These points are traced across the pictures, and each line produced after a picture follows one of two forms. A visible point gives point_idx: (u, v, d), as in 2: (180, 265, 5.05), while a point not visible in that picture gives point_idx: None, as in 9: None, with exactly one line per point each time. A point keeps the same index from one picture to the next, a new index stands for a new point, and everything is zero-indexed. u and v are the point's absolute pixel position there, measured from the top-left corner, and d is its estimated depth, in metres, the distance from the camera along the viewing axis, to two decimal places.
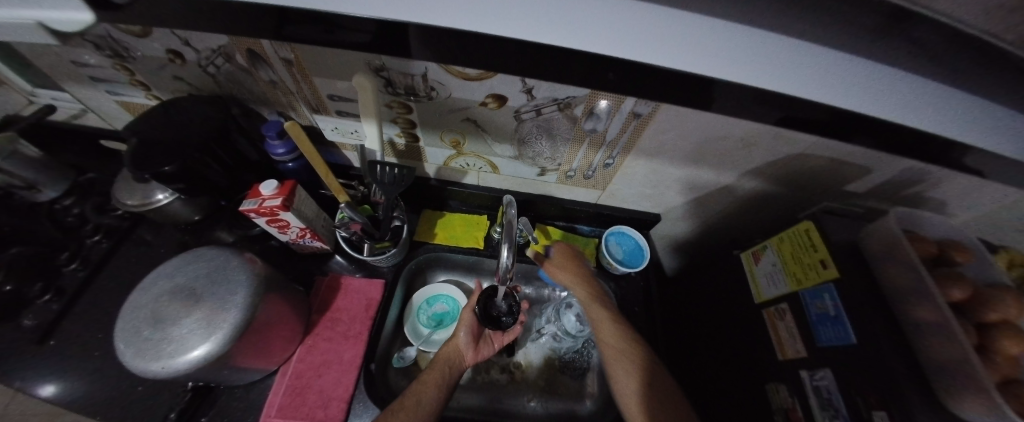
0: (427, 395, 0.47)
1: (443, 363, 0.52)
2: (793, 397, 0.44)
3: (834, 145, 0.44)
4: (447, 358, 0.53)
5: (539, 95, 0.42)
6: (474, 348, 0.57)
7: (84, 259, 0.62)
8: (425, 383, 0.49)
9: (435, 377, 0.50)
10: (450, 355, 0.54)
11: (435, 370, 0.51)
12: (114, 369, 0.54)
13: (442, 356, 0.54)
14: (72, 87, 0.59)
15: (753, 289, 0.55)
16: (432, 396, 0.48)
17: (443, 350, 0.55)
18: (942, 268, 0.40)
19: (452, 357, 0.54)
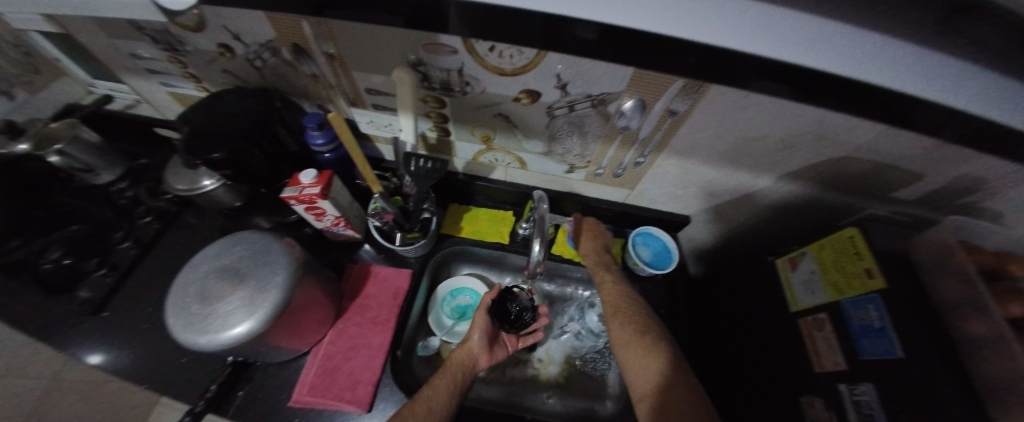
0: (437, 401, 0.47)
1: (455, 369, 0.51)
2: (831, 412, 0.42)
3: (887, 149, 0.42)
4: (459, 363, 0.52)
5: (574, 91, 0.42)
6: (488, 351, 0.56)
7: (135, 239, 0.66)
8: (435, 390, 0.48)
9: (446, 383, 0.49)
10: (462, 360, 0.53)
11: (447, 375, 0.50)
12: (160, 343, 0.57)
13: (454, 360, 0.53)
14: (129, 79, 0.63)
15: (788, 297, 0.53)
16: (442, 403, 0.47)
17: (456, 354, 0.54)
18: (1006, 283, 0.37)
19: (464, 363, 0.53)
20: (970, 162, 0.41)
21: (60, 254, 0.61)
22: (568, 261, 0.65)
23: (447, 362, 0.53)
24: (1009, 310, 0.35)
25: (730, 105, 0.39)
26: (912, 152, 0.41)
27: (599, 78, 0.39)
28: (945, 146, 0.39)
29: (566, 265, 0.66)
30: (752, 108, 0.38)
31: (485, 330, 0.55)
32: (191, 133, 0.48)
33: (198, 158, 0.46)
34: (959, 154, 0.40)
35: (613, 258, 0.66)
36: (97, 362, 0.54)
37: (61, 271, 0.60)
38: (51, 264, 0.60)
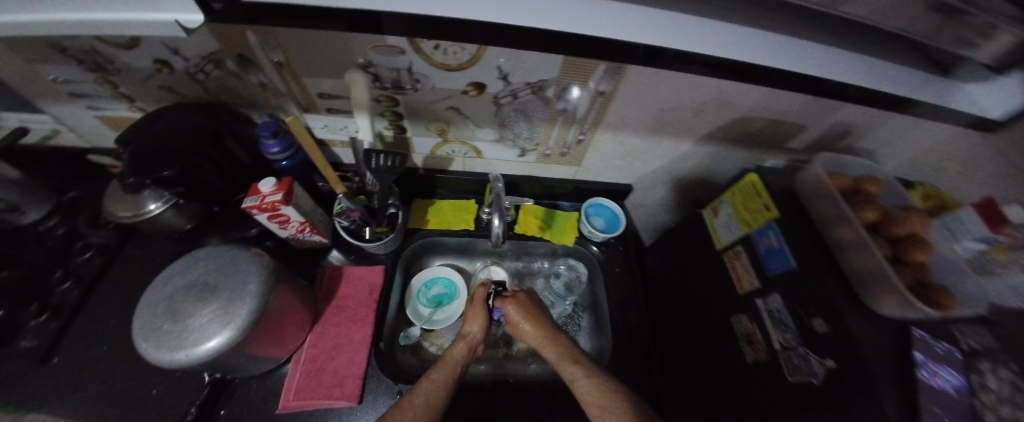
0: (436, 394, 0.45)
1: (454, 361, 0.51)
2: (753, 323, 0.54)
3: (767, 107, 0.52)
4: (459, 355, 0.51)
5: (514, 81, 0.47)
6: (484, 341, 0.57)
7: (78, 277, 0.61)
8: (436, 382, 0.47)
9: (443, 376, 0.48)
10: (461, 352, 0.52)
11: (444, 368, 0.49)
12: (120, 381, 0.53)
13: (454, 353, 0.52)
14: (49, 106, 0.59)
15: (714, 238, 0.66)
16: (442, 394, 0.46)
17: (454, 346, 0.53)
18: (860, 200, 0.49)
19: (463, 355, 0.52)
20: (826, 110, 0.52)
21: None
22: (532, 238, 0.71)
23: (443, 356, 0.52)
24: (867, 216, 0.47)
25: (644, 81, 0.46)
26: (788, 107, 0.52)
27: (532, 68, 0.44)
28: (807, 99, 0.49)
29: (532, 242, 0.71)
30: (661, 83, 0.46)
31: (484, 322, 0.56)
32: (134, 153, 0.47)
33: (146, 176, 0.45)
34: (818, 104, 0.51)
35: (572, 230, 0.72)
36: (51, 411, 0.49)
37: None
38: None
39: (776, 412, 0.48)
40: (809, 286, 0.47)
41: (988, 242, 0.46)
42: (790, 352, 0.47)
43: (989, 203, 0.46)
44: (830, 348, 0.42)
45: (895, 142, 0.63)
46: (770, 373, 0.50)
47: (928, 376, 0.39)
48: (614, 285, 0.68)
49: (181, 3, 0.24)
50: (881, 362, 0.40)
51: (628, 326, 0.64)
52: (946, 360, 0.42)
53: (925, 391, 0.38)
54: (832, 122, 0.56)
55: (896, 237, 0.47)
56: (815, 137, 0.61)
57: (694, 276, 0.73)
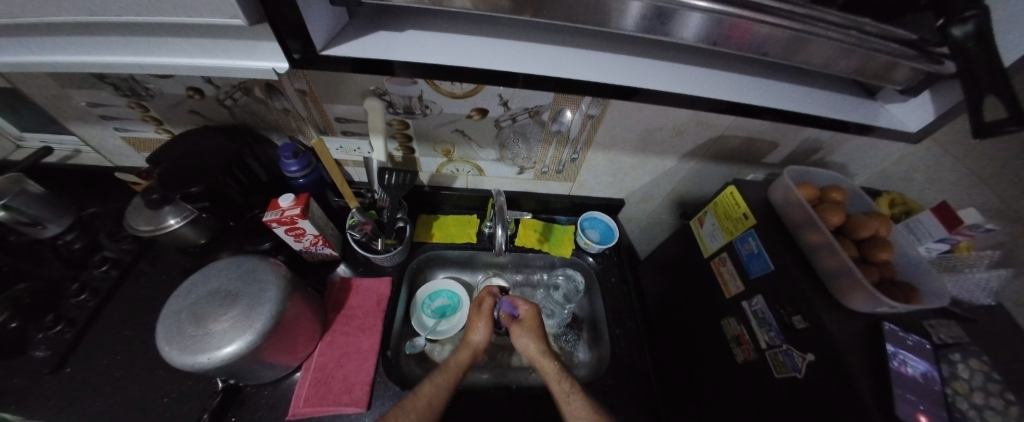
0: (437, 398, 0.48)
1: (458, 366, 0.54)
2: (740, 324, 0.58)
3: (738, 129, 0.59)
4: (463, 362, 0.54)
5: (513, 106, 0.53)
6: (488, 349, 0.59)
7: (93, 289, 0.62)
8: (439, 387, 0.50)
9: (445, 380, 0.50)
10: (465, 359, 0.55)
11: (447, 373, 0.52)
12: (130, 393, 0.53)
13: (458, 360, 0.55)
14: (80, 128, 0.64)
15: (701, 247, 0.71)
16: (443, 399, 0.48)
17: (459, 354, 0.56)
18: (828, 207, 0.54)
19: (466, 362, 0.55)
20: (791, 130, 0.59)
21: None
22: (531, 250, 0.75)
23: (448, 361, 0.55)
24: (832, 223, 0.52)
25: (630, 106, 0.52)
26: (758, 128, 0.58)
27: (530, 96, 0.50)
28: (774, 121, 0.56)
29: (530, 253, 0.75)
30: (645, 108, 0.52)
31: (489, 330, 0.59)
32: (164, 171, 0.51)
33: (175, 192, 0.49)
34: (784, 125, 0.57)
35: (569, 242, 0.76)
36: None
37: None
38: None
39: (766, 410, 0.50)
40: (788, 289, 0.51)
41: (947, 242, 0.53)
42: (775, 350, 0.51)
43: (944, 207, 0.53)
44: (809, 343, 0.46)
45: (858, 157, 0.70)
46: (758, 372, 0.54)
47: (898, 364, 0.42)
48: (610, 294, 0.72)
49: (273, 55, 0.34)
50: (854, 355, 0.43)
51: (623, 332, 0.67)
52: (915, 350, 0.45)
53: (896, 378, 0.41)
54: (798, 141, 0.63)
55: (861, 239, 0.52)
56: (786, 153, 0.67)
57: (686, 285, 0.77)
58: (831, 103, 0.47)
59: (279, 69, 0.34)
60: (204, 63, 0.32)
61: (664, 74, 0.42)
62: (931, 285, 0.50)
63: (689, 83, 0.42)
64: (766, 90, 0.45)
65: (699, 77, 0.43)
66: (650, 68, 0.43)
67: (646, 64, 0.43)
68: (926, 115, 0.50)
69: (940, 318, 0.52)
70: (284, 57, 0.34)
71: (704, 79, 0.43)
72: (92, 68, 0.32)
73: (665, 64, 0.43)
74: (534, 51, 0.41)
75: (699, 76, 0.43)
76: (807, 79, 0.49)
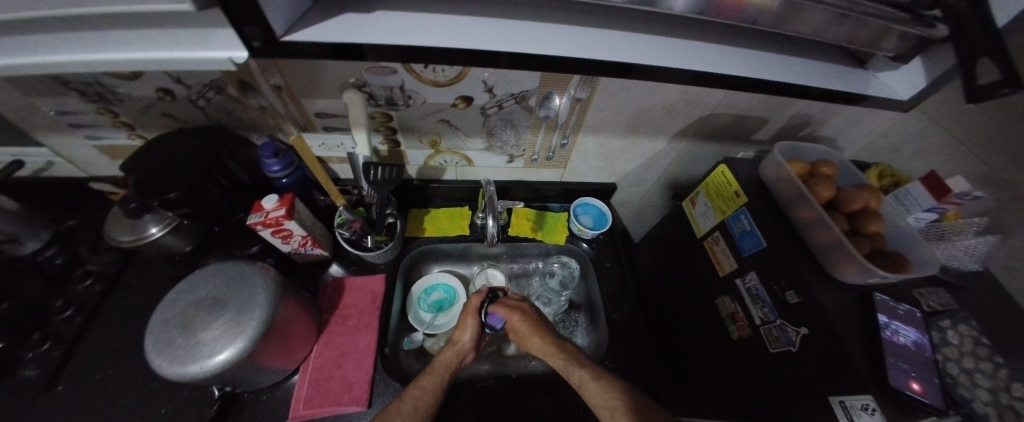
0: (423, 400, 0.47)
1: (443, 367, 0.52)
2: (735, 302, 0.59)
3: (728, 106, 0.58)
4: (448, 363, 0.53)
5: (498, 93, 0.51)
6: (473, 350, 0.59)
7: (79, 304, 0.61)
8: (424, 389, 0.48)
9: (431, 382, 0.49)
10: (450, 360, 0.54)
11: (433, 374, 0.51)
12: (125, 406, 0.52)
13: (442, 361, 0.54)
14: (48, 138, 0.61)
15: (694, 226, 0.71)
16: (428, 402, 0.47)
17: (444, 354, 0.55)
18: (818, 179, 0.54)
19: (451, 363, 0.54)
20: (781, 104, 0.58)
21: None
22: (525, 239, 0.74)
23: (433, 363, 0.53)
24: (823, 195, 0.52)
25: (617, 87, 0.51)
26: (748, 103, 0.57)
27: (515, 80, 0.49)
28: (764, 96, 0.55)
29: (525, 242, 0.75)
30: (632, 88, 0.51)
31: (475, 329, 0.58)
32: (139, 178, 0.49)
33: (152, 199, 0.47)
34: (774, 100, 0.56)
35: (563, 230, 0.76)
36: None
37: None
38: None
39: (762, 383, 0.51)
40: (782, 264, 0.51)
41: (936, 211, 0.53)
42: (769, 326, 0.51)
43: (932, 176, 0.53)
44: (803, 317, 0.46)
45: (848, 130, 0.69)
46: (753, 348, 0.54)
47: (891, 334, 0.43)
48: (606, 279, 0.72)
49: (230, 44, 0.31)
50: (848, 327, 0.44)
51: (620, 316, 0.67)
52: (907, 320, 0.46)
53: (889, 347, 0.41)
54: (788, 116, 0.62)
55: (852, 211, 0.52)
56: (776, 128, 0.66)
57: (680, 265, 0.77)
58: (820, 73, 0.47)
59: (238, 59, 0.32)
60: (156, 56, 0.30)
61: (645, 49, 0.41)
62: (921, 253, 0.51)
63: (672, 56, 0.40)
64: (756, 63, 0.44)
65: (683, 51, 0.42)
66: (631, 43, 0.41)
67: (627, 39, 0.41)
68: (916, 81, 0.48)
69: (929, 286, 0.52)
70: (242, 44, 0.32)
71: (688, 52, 0.42)
72: (34, 68, 0.30)
73: (647, 38, 0.42)
74: (510, 30, 0.39)
75: (683, 49, 0.42)
76: (797, 50, 0.48)
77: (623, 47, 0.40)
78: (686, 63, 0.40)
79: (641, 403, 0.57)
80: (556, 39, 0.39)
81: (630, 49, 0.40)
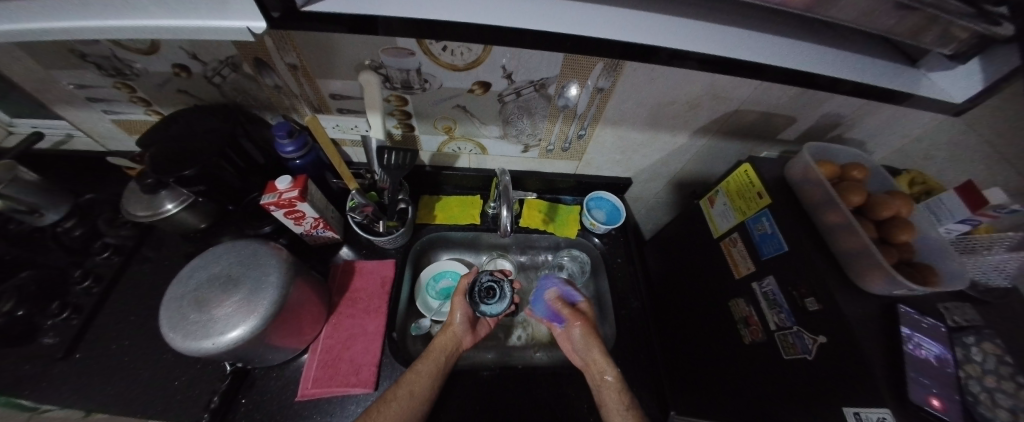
0: (420, 385, 0.49)
1: (438, 351, 0.54)
2: (750, 304, 0.57)
3: (756, 101, 0.55)
4: (442, 347, 0.55)
5: (518, 79, 0.50)
6: (469, 332, 0.60)
7: (96, 276, 0.62)
8: (420, 372, 0.50)
9: (426, 367, 0.51)
10: (445, 343, 0.56)
11: (428, 359, 0.52)
12: (138, 378, 0.53)
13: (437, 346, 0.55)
14: (67, 111, 0.61)
15: (711, 226, 0.70)
16: (425, 385, 0.49)
17: (438, 339, 0.56)
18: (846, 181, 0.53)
19: (446, 347, 0.55)
20: (813, 102, 0.55)
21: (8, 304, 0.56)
22: (536, 231, 0.74)
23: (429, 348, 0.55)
24: (852, 199, 0.50)
25: (642, 77, 0.49)
26: (778, 100, 0.54)
27: (535, 67, 0.47)
28: (796, 92, 0.52)
29: (536, 235, 0.74)
30: (657, 79, 0.49)
31: (465, 310, 0.59)
32: (156, 153, 0.49)
33: (168, 175, 0.48)
34: (806, 97, 0.54)
35: (574, 223, 0.75)
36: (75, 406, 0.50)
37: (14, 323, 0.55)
38: None
39: (773, 388, 0.50)
40: (804, 268, 0.49)
41: (970, 223, 0.50)
42: (785, 332, 0.50)
43: (969, 186, 0.49)
44: (823, 324, 0.45)
45: (880, 133, 0.66)
46: (765, 353, 0.53)
47: (913, 347, 0.42)
48: (616, 275, 0.71)
49: (247, 13, 0.30)
50: (869, 338, 0.42)
51: (629, 313, 0.66)
52: (931, 333, 0.44)
53: (910, 361, 0.40)
54: (818, 114, 0.59)
55: (881, 219, 0.50)
56: (805, 128, 0.64)
57: (693, 264, 0.76)
58: (861, 68, 0.44)
59: (256, 29, 0.30)
60: (167, 23, 0.29)
61: (675, 32, 0.38)
62: (951, 265, 0.49)
63: (702, 40, 0.38)
64: (792, 54, 0.41)
65: (714, 36, 0.39)
66: (660, 25, 0.39)
67: (655, 21, 0.39)
68: (972, 84, 0.45)
69: (955, 300, 0.50)
70: (258, 14, 0.30)
71: (719, 38, 0.39)
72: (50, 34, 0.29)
73: (677, 23, 0.40)
74: (533, 8, 0.37)
75: (714, 35, 0.39)
76: (837, 42, 0.45)
77: (652, 29, 0.38)
78: (717, 49, 0.38)
79: (647, 400, 0.57)
80: (581, 18, 0.37)
81: (659, 31, 0.38)
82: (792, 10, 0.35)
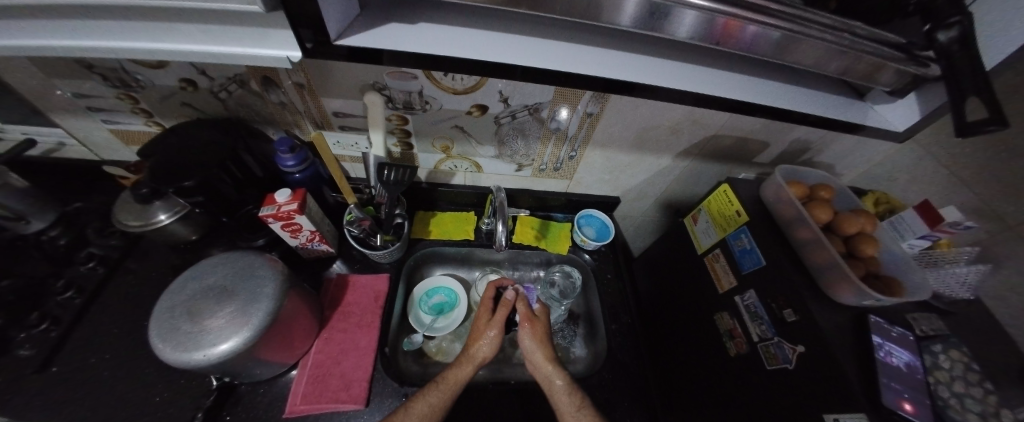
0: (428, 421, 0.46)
1: (455, 382, 0.50)
2: (733, 319, 0.60)
3: (732, 128, 0.60)
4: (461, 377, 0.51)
5: (513, 103, 0.53)
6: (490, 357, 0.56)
7: (79, 287, 0.60)
8: (432, 405, 0.47)
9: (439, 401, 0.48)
10: (465, 373, 0.52)
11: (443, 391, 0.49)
12: (116, 394, 0.51)
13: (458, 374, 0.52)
14: (66, 120, 0.62)
15: (695, 243, 0.73)
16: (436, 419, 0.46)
17: (460, 367, 0.53)
18: (815, 200, 0.58)
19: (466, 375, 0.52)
20: (782, 130, 0.60)
21: None
22: (529, 247, 0.76)
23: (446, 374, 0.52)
24: (820, 218, 0.54)
25: (628, 104, 0.53)
26: (750, 127, 0.59)
27: (529, 92, 0.50)
28: (766, 121, 0.57)
29: (528, 250, 0.76)
30: (642, 106, 0.53)
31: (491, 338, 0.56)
32: (156, 165, 0.50)
33: (168, 186, 0.48)
34: (776, 125, 0.59)
35: (565, 239, 0.77)
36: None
37: None
38: None
39: (760, 402, 0.51)
40: (781, 286, 0.52)
41: (929, 238, 0.54)
42: (767, 343, 0.52)
43: (926, 204, 0.54)
44: (800, 336, 0.48)
45: (845, 158, 0.72)
46: (750, 364, 0.55)
47: (883, 355, 0.44)
48: (605, 291, 0.72)
49: (286, 42, 0.34)
50: (843, 348, 0.45)
51: (619, 327, 0.67)
52: (900, 342, 0.47)
53: (882, 368, 0.42)
54: (789, 140, 0.65)
55: (849, 236, 0.54)
56: (777, 152, 0.69)
57: (680, 281, 0.78)
58: (820, 102, 0.49)
59: (294, 59, 0.34)
60: (215, 49, 0.32)
61: (654, 68, 0.43)
62: (914, 279, 0.52)
63: (679, 77, 0.43)
64: (758, 89, 0.46)
65: (688, 72, 0.44)
66: (639, 62, 0.43)
67: (635, 57, 0.44)
68: (912, 114, 0.51)
69: (922, 311, 0.53)
70: (296, 44, 0.34)
71: (693, 75, 0.44)
72: (93, 52, 0.31)
73: (655, 60, 0.44)
74: (528, 43, 0.41)
75: (688, 71, 0.44)
76: (798, 79, 0.51)
77: (634, 65, 0.43)
78: (691, 85, 0.42)
79: (638, 416, 0.57)
80: (570, 54, 0.41)
81: (641, 66, 0.43)
82: (757, 56, 0.40)
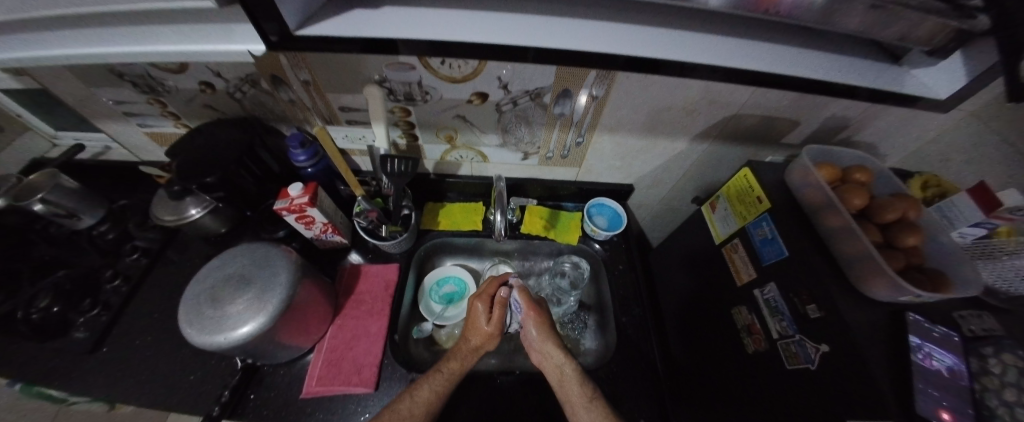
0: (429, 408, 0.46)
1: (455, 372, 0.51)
2: (752, 313, 0.56)
3: (754, 106, 0.55)
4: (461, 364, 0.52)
5: (514, 89, 0.52)
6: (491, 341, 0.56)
7: (125, 276, 0.66)
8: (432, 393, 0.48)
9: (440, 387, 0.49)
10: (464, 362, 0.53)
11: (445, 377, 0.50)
12: (157, 373, 0.56)
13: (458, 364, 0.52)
14: (107, 125, 0.67)
15: (714, 232, 0.69)
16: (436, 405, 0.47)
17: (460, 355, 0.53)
18: (847, 182, 0.53)
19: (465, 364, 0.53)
20: (813, 105, 0.55)
21: (47, 302, 0.60)
22: (537, 237, 0.75)
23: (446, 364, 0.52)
24: (853, 203, 0.49)
25: (635, 85, 0.50)
26: (776, 104, 0.54)
27: (531, 78, 0.49)
28: (793, 96, 0.52)
29: (537, 240, 0.75)
30: (651, 86, 0.50)
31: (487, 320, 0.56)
32: (181, 162, 0.54)
33: (191, 182, 0.52)
34: (806, 100, 0.54)
35: (575, 229, 0.76)
36: (100, 397, 0.53)
37: (50, 318, 0.60)
38: (36, 314, 0.59)
39: (781, 402, 0.48)
40: (805, 275, 0.48)
41: (984, 226, 0.48)
42: (787, 340, 0.49)
43: (982, 187, 0.47)
44: (824, 333, 0.44)
45: (889, 136, 0.65)
46: (769, 361, 0.52)
47: (922, 357, 0.40)
48: (616, 282, 0.71)
49: (251, 39, 0.34)
50: (873, 346, 0.41)
51: (630, 319, 0.66)
52: (942, 343, 0.42)
53: (918, 371, 0.38)
54: (821, 118, 0.59)
55: (887, 222, 0.49)
56: (808, 131, 0.63)
57: (698, 271, 0.74)
58: (854, 72, 0.44)
59: (256, 52, 0.34)
60: (187, 49, 0.33)
61: (652, 40, 0.40)
62: (963, 272, 0.47)
63: (682, 49, 0.40)
64: (780, 60, 0.42)
65: (694, 42, 0.41)
66: (637, 33, 0.40)
67: (633, 29, 0.41)
68: (956, 78, 0.44)
69: (974, 307, 0.47)
70: (260, 39, 0.35)
71: (700, 44, 0.41)
72: (86, 59, 0.34)
73: (659, 32, 0.41)
74: (520, 22, 0.40)
75: (695, 41, 0.41)
76: (829, 47, 0.46)
77: (632, 37, 0.40)
78: (698, 57, 0.39)
79: (647, 410, 0.56)
80: (563, 29, 0.39)
81: (637, 39, 0.40)
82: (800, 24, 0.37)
